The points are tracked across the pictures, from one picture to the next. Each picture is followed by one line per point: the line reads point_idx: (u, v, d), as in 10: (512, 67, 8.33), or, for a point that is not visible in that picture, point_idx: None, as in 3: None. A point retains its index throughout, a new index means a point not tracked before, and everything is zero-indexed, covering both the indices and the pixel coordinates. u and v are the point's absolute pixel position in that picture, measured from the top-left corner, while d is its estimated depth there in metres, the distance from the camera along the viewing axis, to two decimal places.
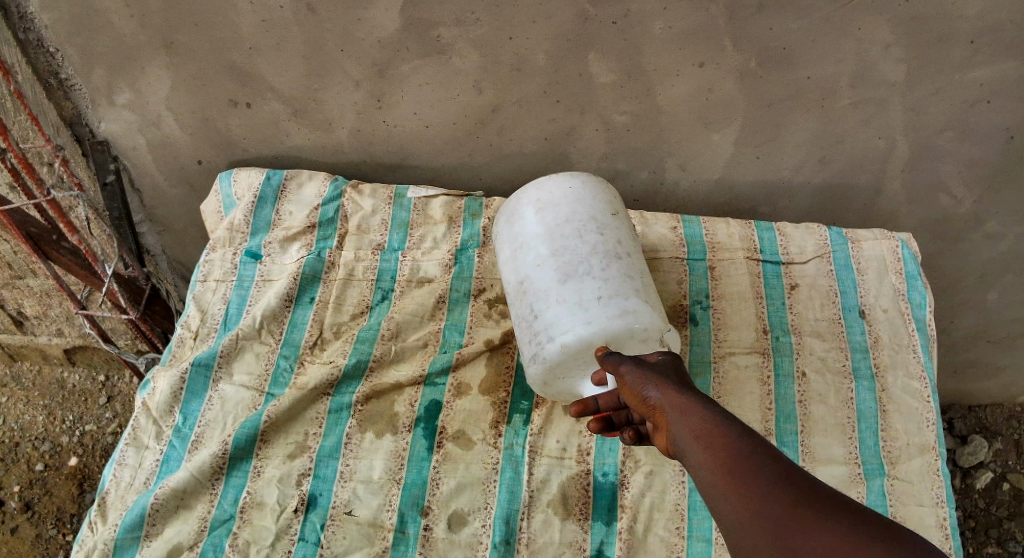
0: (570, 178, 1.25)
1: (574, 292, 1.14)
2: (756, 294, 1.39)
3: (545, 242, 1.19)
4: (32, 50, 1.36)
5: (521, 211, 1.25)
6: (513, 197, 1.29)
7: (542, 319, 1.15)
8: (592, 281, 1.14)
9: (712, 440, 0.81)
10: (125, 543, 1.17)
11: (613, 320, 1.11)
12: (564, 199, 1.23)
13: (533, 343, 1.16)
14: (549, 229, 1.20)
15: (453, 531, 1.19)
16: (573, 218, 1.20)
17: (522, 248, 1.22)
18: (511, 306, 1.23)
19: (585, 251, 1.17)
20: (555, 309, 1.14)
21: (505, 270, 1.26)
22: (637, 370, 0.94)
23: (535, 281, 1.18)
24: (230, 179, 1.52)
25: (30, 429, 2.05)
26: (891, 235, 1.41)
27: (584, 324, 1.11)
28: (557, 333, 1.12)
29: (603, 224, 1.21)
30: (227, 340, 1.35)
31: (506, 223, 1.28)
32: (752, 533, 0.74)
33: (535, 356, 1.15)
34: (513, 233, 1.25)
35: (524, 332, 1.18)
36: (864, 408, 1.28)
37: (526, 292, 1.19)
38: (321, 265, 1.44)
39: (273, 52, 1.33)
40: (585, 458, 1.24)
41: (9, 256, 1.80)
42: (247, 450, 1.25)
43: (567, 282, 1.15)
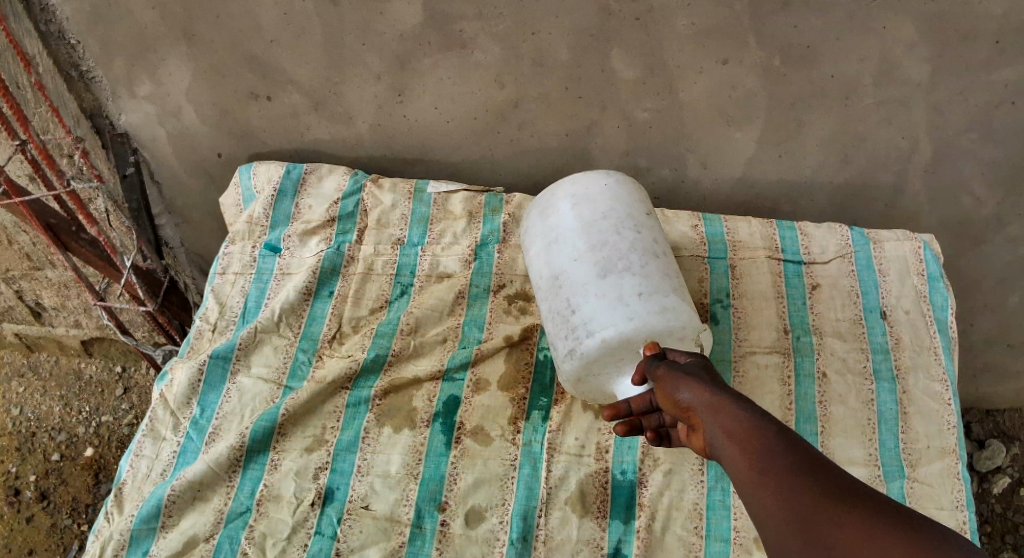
0: (605, 175, 1.25)
1: (614, 287, 1.13)
2: (778, 293, 1.38)
3: (583, 237, 1.18)
4: (54, 41, 1.36)
5: (557, 206, 1.24)
6: (548, 192, 1.28)
7: (580, 313, 1.13)
8: (632, 278, 1.14)
9: (746, 441, 0.79)
10: (140, 534, 1.17)
11: (654, 317, 1.10)
12: (602, 195, 1.22)
13: (571, 337, 1.14)
14: (588, 224, 1.19)
15: (469, 526, 1.19)
16: (611, 214, 1.20)
17: (558, 242, 1.21)
18: (544, 300, 1.22)
19: (624, 247, 1.17)
20: (595, 304, 1.13)
21: (538, 264, 1.24)
22: (670, 370, 0.93)
23: (573, 275, 1.16)
24: (250, 172, 1.52)
25: (47, 419, 2.07)
26: (914, 236, 1.39)
27: (626, 319, 1.10)
28: (596, 328, 1.11)
29: (640, 222, 1.21)
30: (246, 333, 1.35)
31: (540, 217, 1.26)
32: (783, 531, 0.73)
33: (572, 351, 1.14)
34: (548, 227, 1.24)
35: (559, 326, 1.17)
36: (885, 409, 1.26)
37: (563, 286, 1.17)
38: (340, 259, 1.44)
39: (294, 44, 1.33)
40: (604, 456, 1.24)
41: (29, 247, 1.81)
42: (265, 442, 1.25)
43: (606, 277, 1.14)
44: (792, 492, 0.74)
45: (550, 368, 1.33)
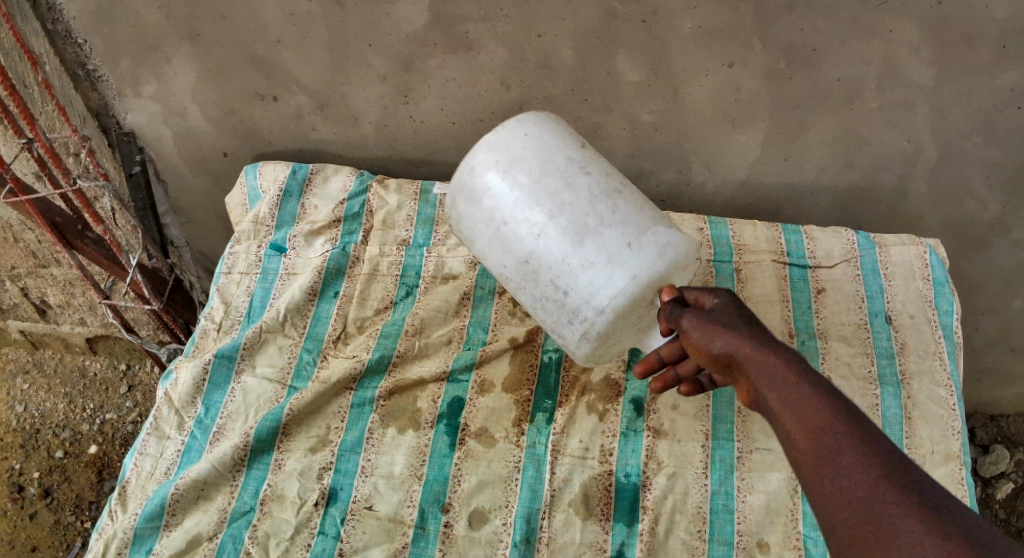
0: (521, 125, 1.10)
1: (598, 249, 1.02)
2: (783, 297, 1.37)
3: (534, 207, 1.05)
4: (61, 40, 1.36)
5: (486, 182, 1.08)
6: (465, 167, 1.11)
7: (575, 291, 1.03)
8: (610, 230, 1.03)
9: (799, 401, 0.82)
10: (144, 533, 1.18)
11: (653, 262, 1.02)
12: (530, 150, 1.08)
13: (578, 319, 1.05)
14: (533, 189, 1.06)
15: (473, 528, 1.19)
16: (551, 167, 1.07)
17: (508, 223, 1.07)
18: (521, 289, 1.10)
19: (581, 199, 1.05)
20: (588, 276, 1.02)
21: (493, 253, 1.11)
22: (704, 322, 0.93)
23: (545, 253, 1.04)
24: (256, 172, 1.52)
25: (51, 416, 2.07)
26: (919, 241, 1.39)
27: (629, 279, 1.01)
28: (603, 302, 1.02)
29: (581, 161, 1.08)
30: (250, 333, 1.35)
31: (471, 200, 1.10)
32: (835, 502, 0.75)
33: (585, 332, 1.05)
34: (485, 209, 1.09)
35: (558, 312, 1.07)
36: (889, 414, 1.26)
37: (540, 269, 1.05)
38: (345, 260, 1.44)
39: (299, 45, 1.33)
40: (608, 459, 1.23)
41: (34, 245, 1.82)
42: (268, 442, 1.25)
43: (582, 241, 1.03)
44: (859, 487, 0.75)
45: (555, 370, 1.33)
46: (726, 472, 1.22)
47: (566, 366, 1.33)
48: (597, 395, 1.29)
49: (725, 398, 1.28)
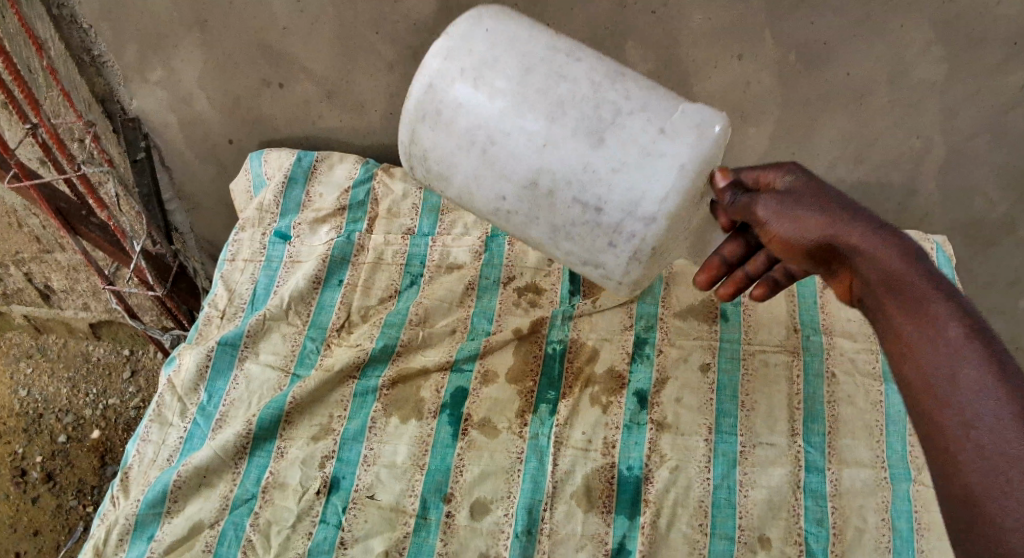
0: (476, 21, 0.91)
1: (623, 145, 0.83)
2: (788, 292, 1.37)
3: (526, 113, 0.86)
4: (66, 25, 1.35)
5: (455, 99, 0.88)
6: (420, 89, 0.90)
7: (611, 203, 0.84)
8: (629, 120, 0.84)
9: (917, 307, 0.73)
10: (146, 519, 1.18)
11: (699, 146, 0.83)
12: (500, 48, 0.89)
13: (623, 238, 0.86)
14: (517, 92, 0.87)
15: (475, 518, 1.19)
16: (531, 61, 0.88)
17: (498, 141, 0.87)
18: (532, 219, 0.90)
19: (581, 90, 0.86)
20: (624, 180, 0.83)
21: (483, 186, 0.90)
22: (790, 209, 0.78)
23: (558, 167, 0.85)
24: (261, 159, 1.51)
25: (55, 400, 2.08)
26: (927, 237, 1.38)
27: (678, 172, 0.82)
28: (652, 209, 0.83)
29: (563, 46, 0.89)
30: (254, 320, 1.35)
31: (439, 127, 0.90)
32: (954, 443, 0.68)
33: (636, 251, 0.87)
34: (460, 131, 0.89)
35: (595, 237, 0.88)
36: (893, 411, 1.25)
37: (558, 187, 0.86)
38: (350, 248, 1.44)
39: (306, 33, 1.32)
40: (610, 451, 1.23)
41: (39, 229, 1.82)
42: (271, 430, 1.25)
43: (602, 140, 0.84)
44: (1012, 466, 0.65)
45: (559, 362, 1.32)
46: (729, 466, 1.21)
47: (570, 357, 1.32)
48: (601, 387, 1.29)
49: (729, 392, 1.27)
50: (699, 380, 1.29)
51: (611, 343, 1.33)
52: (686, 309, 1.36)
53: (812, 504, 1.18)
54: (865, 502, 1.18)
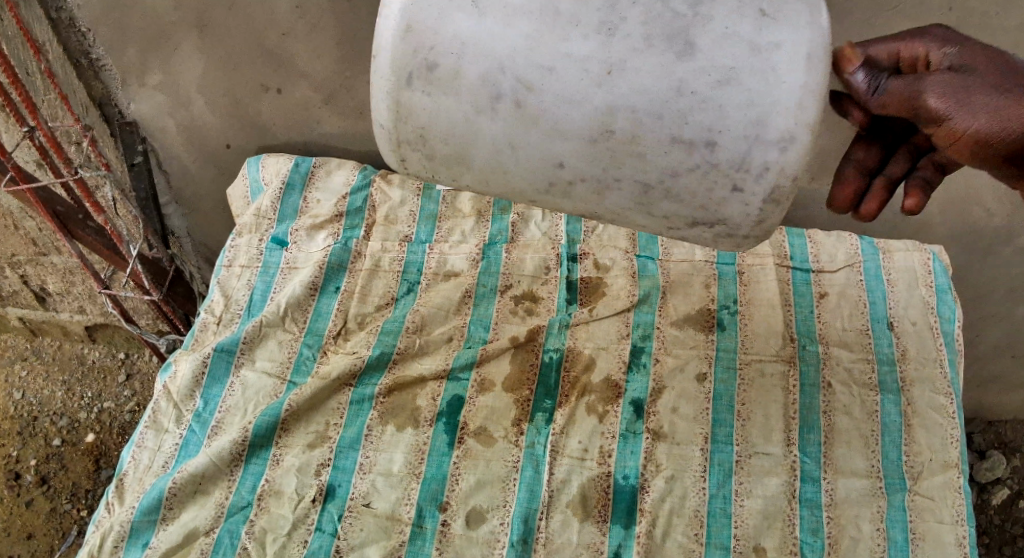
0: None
1: (721, 49, 0.62)
2: (785, 302, 1.37)
3: (568, 26, 0.63)
4: (64, 28, 1.34)
5: (453, 36, 0.64)
6: (394, 37, 0.65)
7: (728, 134, 0.64)
8: (717, 13, 0.63)
9: None
10: (141, 526, 1.17)
11: (819, 25, 0.64)
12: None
13: (754, 174, 0.65)
14: (541, 1, 0.63)
15: (470, 527, 1.19)
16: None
17: (536, 85, 0.64)
18: (609, 181, 0.69)
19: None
20: (740, 92, 0.63)
21: (528, 154, 0.68)
22: (976, 92, 0.70)
23: (637, 100, 0.63)
24: (258, 164, 1.50)
25: (49, 403, 2.07)
26: (923, 247, 1.38)
27: (807, 64, 0.63)
28: (788, 126, 0.63)
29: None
30: (250, 327, 1.35)
31: (438, 89, 0.66)
32: None
33: (774, 189, 0.66)
34: (473, 83, 0.65)
35: (713, 187, 0.67)
36: (889, 420, 1.25)
37: (642, 129, 0.64)
38: (347, 255, 1.44)
39: (306, 37, 1.32)
40: (606, 460, 1.23)
41: (34, 232, 1.81)
42: (267, 437, 1.25)
43: (692, 44, 0.62)
44: None
45: (555, 371, 1.32)
46: (725, 476, 1.21)
47: (566, 366, 1.32)
48: (598, 396, 1.29)
49: (725, 401, 1.27)
50: (696, 389, 1.29)
51: (607, 352, 1.33)
52: (682, 318, 1.36)
53: (807, 513, 1.18)
54: (860, 511, 1.18)
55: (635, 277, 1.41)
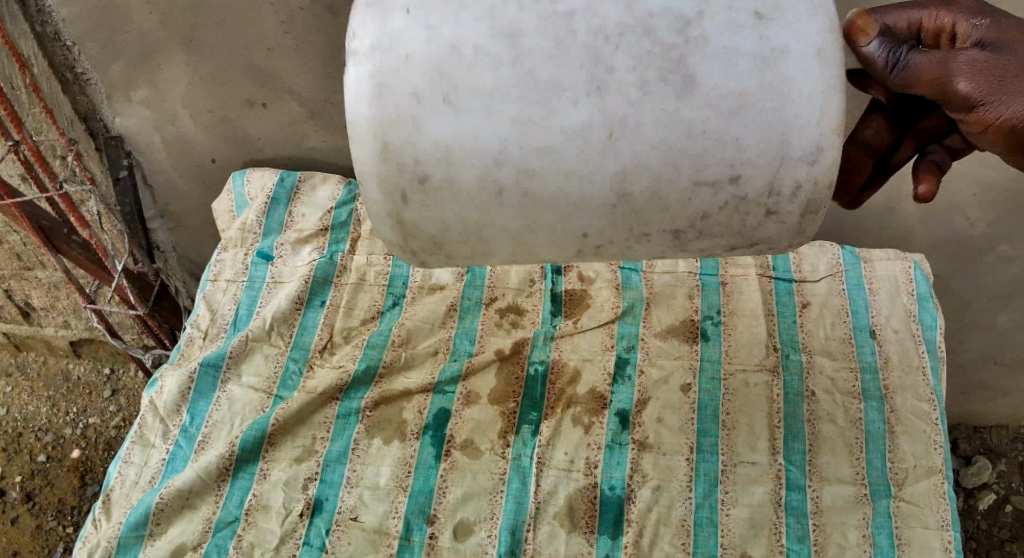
0: (386, 10, 0.68)
1: (722, 82, 0.65)
2: (768, 311, 1.39)
3: (556, 99, 0.66)
4: (50, 42, 1.35)
5: (437, 142, 0.68)
6: (378, 163, 0.70)
7: (748, 164, 0.68)
8: (704, 57, 0.65)
9: None
10: (128, 542, 1.17)
11: (819, 17, 0.66)
12: (440, 20, 0.67)
13: (786, 193, 0.70)
14: (519, 81, 0.66)
15: (458, 540, 1.19)
16: (502, 11, 0.66)
17: (539, 168, 0.68)
18: (638, 233, 0.73)
19: (608, 20, 0.65)
20: (756, 116, 0.66)
21: (550, 230, 0.73)
22: (1010, 77, 0.75)
23: (649, 158, 0.67)
24: (243, 179, 1.51)
25: (34, 420, 2.06)
26: (905, 256, 1.40)
27: (819, 59, 0.66)
28: (813, 134, 0.67)
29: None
30: (236, 341, 1.35)
31: (434, 199, 0.71)
32: None
33: (810, 200, 0.71)
34: (472, 180, 0.69)
35: (746, 216, 0.72)
36: (872, 427, 1.26)
37: (662, 183, 0.69)
38: (332, 269, 1.45)
39: (291, 53, 1.33)
40: (593, 471, 1.24)
41: (19, 247, 1.80)
42: (254, 452, 1.25)
43: (691, 82, 0.65)
44: None
45: (541, 383, 1.33)
46: (711, 485, 1.22)
47: (552, 378, 1.33)
48: (583, 408, 1.30)
49: (710, 411, 1.29)
50: (681, 399, 1.30)
51: (592, 363, 1.34)
52: (666, 329, 1.37)
53: (793, 521, 1.19)
54: (846, 518, 1.19)
55: (619, 289, 1.42)
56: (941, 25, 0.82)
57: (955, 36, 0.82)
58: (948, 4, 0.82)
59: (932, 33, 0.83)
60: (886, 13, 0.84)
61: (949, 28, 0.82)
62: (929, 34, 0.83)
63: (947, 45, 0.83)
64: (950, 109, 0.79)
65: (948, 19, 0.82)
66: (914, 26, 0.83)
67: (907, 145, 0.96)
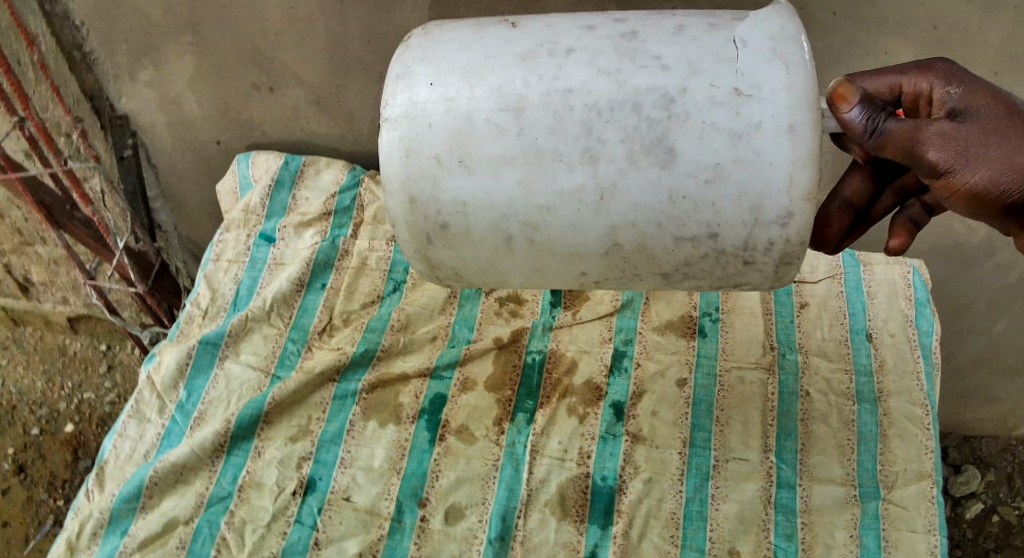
0: (413, 82, 0.82)
1: (698, 156, 0.77)
2: (765, 311, 1.40)
3: (555, 166, 0.79)
4: (58, 22, 1.35)
5: (455, 200, 0.82)
6: (408, 212, 0.84)
7: (723, 224, 0.80)
8: (686, 135, 0.77)
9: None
10: (121, 514, 1.19)
11: (794, 93, 0.76)
12: (458, 92, 0.80)
13: (760, 248, 0.82)
14: (524, 150, 0.79)
15: (449, 523, 1.19)
16: (511, 87, 0.79)
17: (541, 222, 0.82)
18: (631, 274, 0.88)
19: (601, 98, 0.78)
20: (731, 185, 0.78)
21: (557, 269, 0.89)
22: (976, 147, 0.77)
23: (635, 217, 0.80)
24: (248, 161, 1.51)
25: (30, 393, 2.07)
26: (903, 260, 1.42)
27: (791, 135, 0.76)
28: (783, 202, 0.78)
29: (529, 49, 0.81)
30: (236, 320, 1.36)
31: (454, 242, 0.86)
32: None
33: (783, 253, 0.82)
34: (486, 231, 0.84)
35: (725, 264, 0.84)
36: (865, 430, 1.27)
37: (647, 238, 0.82)
38: (334, 252, 1.46)
39: (298, 37, 1.33)
40: (585, 461, 1.24)
41: (20, 221, 1.80)
42: (249, 430, 1.26)
43: (672, 154, 0.77)
44: None
45: (537, 372, 1.34)
46: (702, 479, 1.23)
47: (548, 368, 1.34)
48: (579, 398, 1.30)
49: (705, 406, 1.29)
50: (676, 394, 1.31)
51: (588, 355, 1.35)
52: (664, 324, 1.38)
53: (782, 519, 1.19)
54: (834, 518, 1.19)
55: None
56: (918, 90, 0.86)
57: (931, 101, 0.85)
58: (926, 70, 0.85)
59: (910, 98, 0.86)
60: (868, 78, 0.88)
61: (926, 93, 0.85)
62: (908, 98, 0.86)
63: (924, 109, 0.86)
64: (920, 175, 0.81)
65: (925, 84, 0.85)
66: (894, 91, 0.87)
67: (885, 197, 0.98)
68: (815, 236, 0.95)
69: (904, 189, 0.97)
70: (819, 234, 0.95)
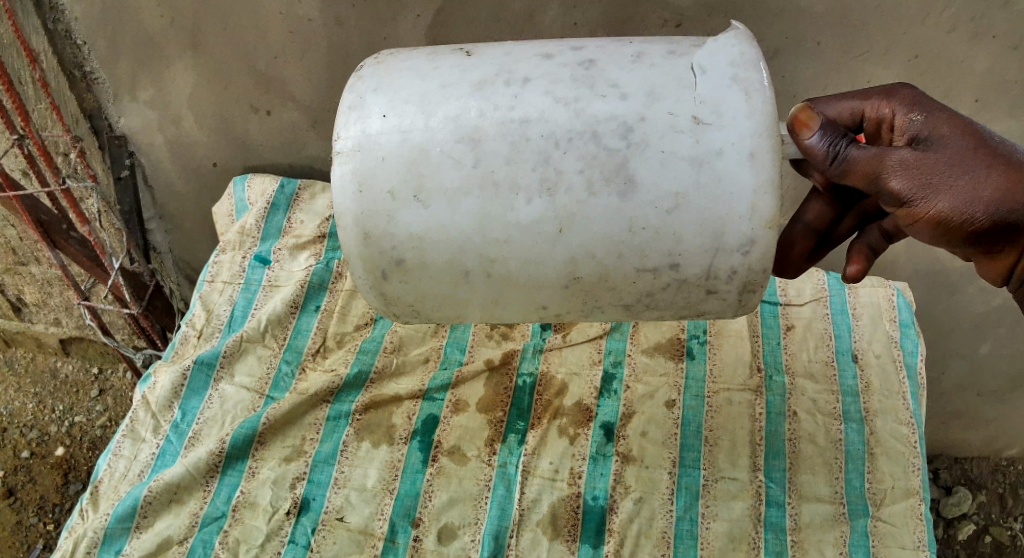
0: (366, 113, 0.84)
1: (657, 185, 0.80)
2: (753, 332, 1.42)
3: (512, 197, 0.81)
4: (60, 40, 1.38)
5: (409, 234, 0.84)
6: (362, 247, 0.86)
7: (682, 252, 0.82)
8: (646, 164, 0.80)
9: None
10: (114, 533, 1.19)
11: (755, 120, 0.79)
12: (412, 124, 0.83)
13: (723, 276, 0.84)
14: (481, 181, 0.81)
15: (442, 543, 1.20)
16: (467, 117, 0.82)
17: (498, 256, 0.84)
18: (592, 305, 0.90)
19: (559, 127, 0.81)
20: (694, 212, 0.80)
21: (518, 302, 0.90)
22: (940, 177, 0.81)
23: (596, 248, 0.83)
24: (244, 184, 1.53)
25: (20, 416, 2.06)
26: (888, 283, 1.45)
27: (752, 161, 0.79)
28: (746, 228, 0.81)
29: (484, 78, 0.84)
30: (231, 341, 1.38)
31: (410, 277, 0.87)
32: None
33: (746, 281, 0.85)
34: (444, 266, 0.86)
35: (688, 294, 0.87)
36: (852, 448, 1.29)
37: (607, 268, 0.85)
38: (328, 275, 1.48)
39: (298, 60, 1.36)
40: (577, 481, 1.26)
41: (15, 242, 1.81)
42: (243, 449, 1.27)
43: (632, 183, 0.80)
44: None
45: (529, 393, 1.35)
46: (692, 498, 1.24)
47: (540, 389, 1.36)
48: (569, 419, 1.32)
49: (694, 427, 1.31)
50: (665, 414, 1.32)
51: (579, 376, 1.37)
52: (652, 347, 1.40)
53: (772, 537, 1.21)
54: (823, 535, 1.21)
55: None
56: (881, 115, 0.89)
57: (894, 127, 0.88)
58: (888, 97, 0.88)
59: (873, 122, 0.89)
60: (832, 103, 0.92)
61: (889, 118, 0.88)
62: (870, 122, 0.90)
63: (887, 134, 0.89)
64: (885, 203, 0.85)
65: (888, 110, 0.88)
66: (857, 116, 0.90)
67: (847, 220, 1.00)
68: (778, 258, 1.01)
69: (866, 211, 0.99)
70: (782, 256, 1.00)
